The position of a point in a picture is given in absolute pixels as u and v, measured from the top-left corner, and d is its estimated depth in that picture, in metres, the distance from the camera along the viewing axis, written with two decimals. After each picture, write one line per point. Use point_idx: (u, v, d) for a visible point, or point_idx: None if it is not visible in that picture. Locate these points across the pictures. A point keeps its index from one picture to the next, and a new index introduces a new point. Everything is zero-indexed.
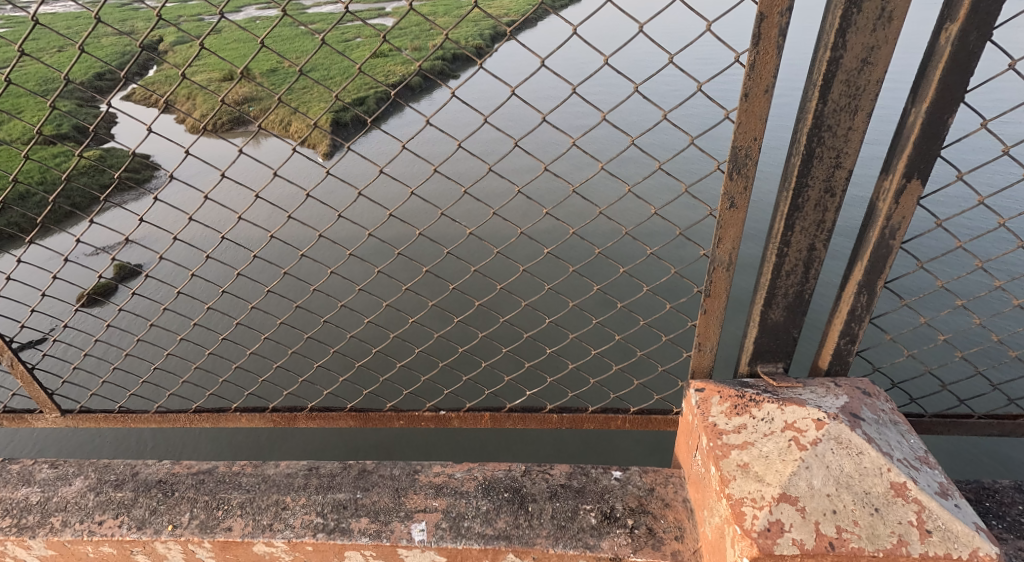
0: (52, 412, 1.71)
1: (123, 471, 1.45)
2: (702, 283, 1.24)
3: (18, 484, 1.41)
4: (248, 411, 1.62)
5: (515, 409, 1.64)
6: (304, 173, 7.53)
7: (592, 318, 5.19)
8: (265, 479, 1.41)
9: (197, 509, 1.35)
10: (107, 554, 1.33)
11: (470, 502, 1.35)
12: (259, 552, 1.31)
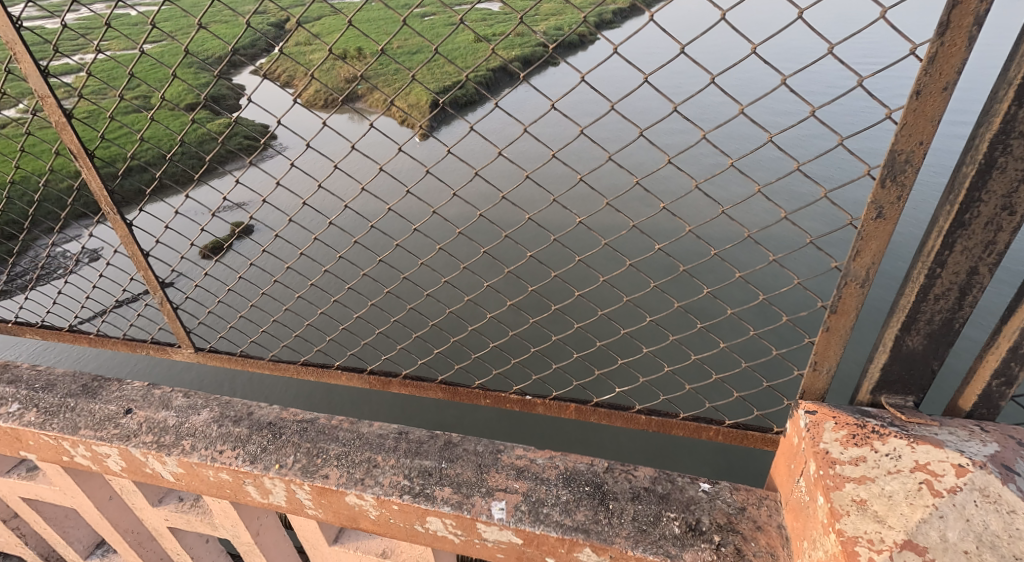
0: (187, 348, 1.92)
1: (241, 410, 1.60)
2: (829, 297, 1.13)
3: (159, 407, 1.60)
4: (347, 370, 1.71)
5: (601, 404, 1.60)
6: (426, 150, 7.88)
7: (697, 322, 5.00)
8: (360, 436, 1.50)
9: (300, 454, 1.46)
10: (224, 481, 1.48)
11: (550, 489, 1.34)
12: (351, 503, 1.39)
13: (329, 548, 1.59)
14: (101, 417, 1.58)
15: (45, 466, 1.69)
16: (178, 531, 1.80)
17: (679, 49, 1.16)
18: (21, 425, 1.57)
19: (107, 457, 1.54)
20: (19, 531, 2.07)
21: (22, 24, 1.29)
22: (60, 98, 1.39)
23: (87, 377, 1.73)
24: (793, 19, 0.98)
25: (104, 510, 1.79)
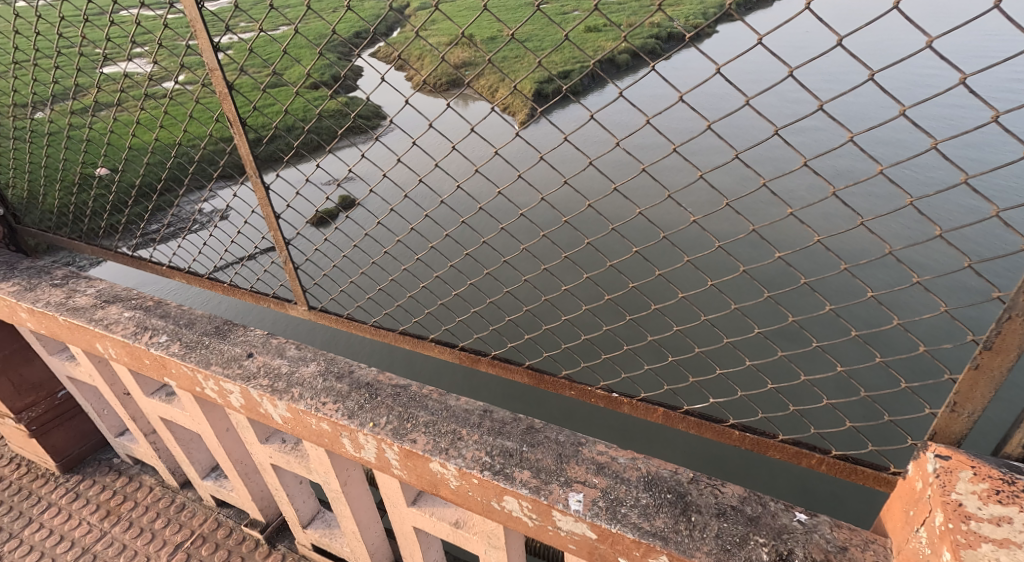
0: (303, 305, 2.07)
1: (344, 367, 1.71)
2: (984, 332, 0.99)
3: (274, 354, 1.75)
4: (441, 343, 1.76)
5: (692, 413, 1.51)
6: (543, 137, 7.92)
7: (813, 339, 4.64)
8: (448, 407, 1.55)
9: (392, 416, 1.53)
10: (324, 430, 1.59)
11: (629, 490, 1.30)
12: (434, 471, 1.44)
13: (408, 509, 1.67)
14: (228, 356, 1.75)
15: (179, 393, 1.90)
16: (279, 469, 1.96)
17: (841, 40, 1.05)
18: (166, 354, 1.77)
19: (229, 393, 1.71)
20: (152, 446, 2.38)
21: (203, 4, 1.44)
22: (225, 71, 1.53)
23: (219, 320, 1.92)
24: (992, 11, 0.86)
25: (220, 439, 2.00)
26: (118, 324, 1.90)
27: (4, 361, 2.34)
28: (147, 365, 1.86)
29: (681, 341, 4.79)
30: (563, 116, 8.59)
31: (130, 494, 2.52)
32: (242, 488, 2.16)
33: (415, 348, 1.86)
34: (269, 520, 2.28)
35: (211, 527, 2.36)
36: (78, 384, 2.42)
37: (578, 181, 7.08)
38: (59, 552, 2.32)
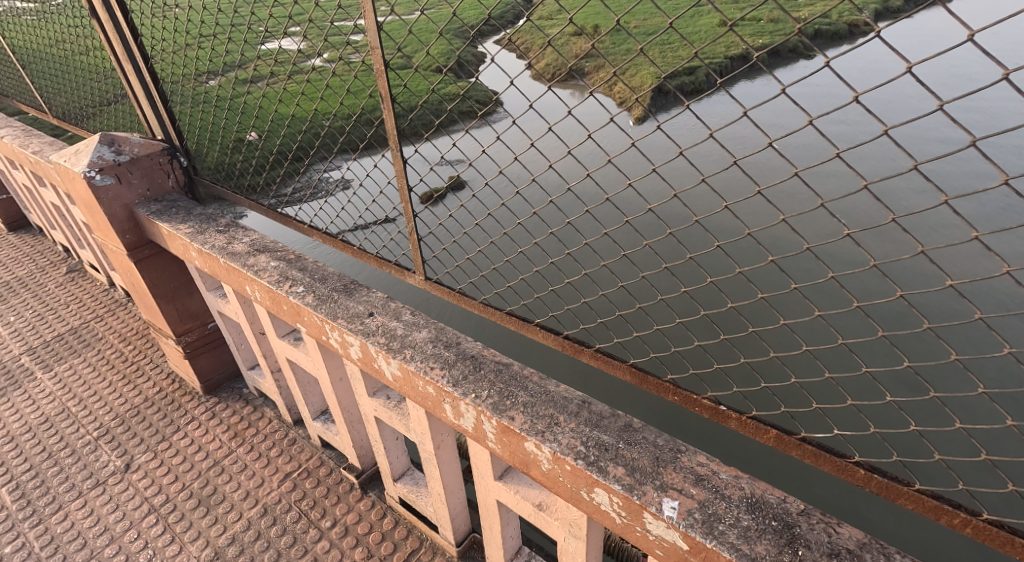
0: (419, 275, 2.16)
1: (452, 337, 1.74)
2: None
3: (392, 317, 1.85)
4: (545, 328, 1.69)
5: (810, 441, 1.37)
6: (687, 131, 7.63)
7: (977, 384, 4.11)
8: (547, 392, 1.48)
9: (494, 391, 1.50)
10: (429, 393, 1.61)
11: (730, 508, 1.20)
12: (528, 450, 1.39)
13: (493, 483, 1.67)
14: (352, 312, 1.88)
15: (306, 339, 2.08)
16: (381, 422, 2.09)
17: None
18: (301, 303, 1.94)
19: (350, 345, 1.83)
20: (278, 383, 2.65)
21: None
22: (383, 48, 1.55)
23: (348, 278, 2.06)
24: None
25: (333, 387, 2.17)
26: (265, 271, 2.11)
27: (172, 292, 2.78)
28: (285, 310, 2.04)
29: (810, 363, 4.45)
30: (710, 106, 8.15)
31: (254, 422, 2.83)
32: (346, 433, 2.34)
33: (521, 330, 1.81)
34: (364, 467, 2.45)
35: (315, 464, 2.59)
36: (226, 320, 2.73)
37: (718, 181, 6.79)
38: (196, 460, 2.67)
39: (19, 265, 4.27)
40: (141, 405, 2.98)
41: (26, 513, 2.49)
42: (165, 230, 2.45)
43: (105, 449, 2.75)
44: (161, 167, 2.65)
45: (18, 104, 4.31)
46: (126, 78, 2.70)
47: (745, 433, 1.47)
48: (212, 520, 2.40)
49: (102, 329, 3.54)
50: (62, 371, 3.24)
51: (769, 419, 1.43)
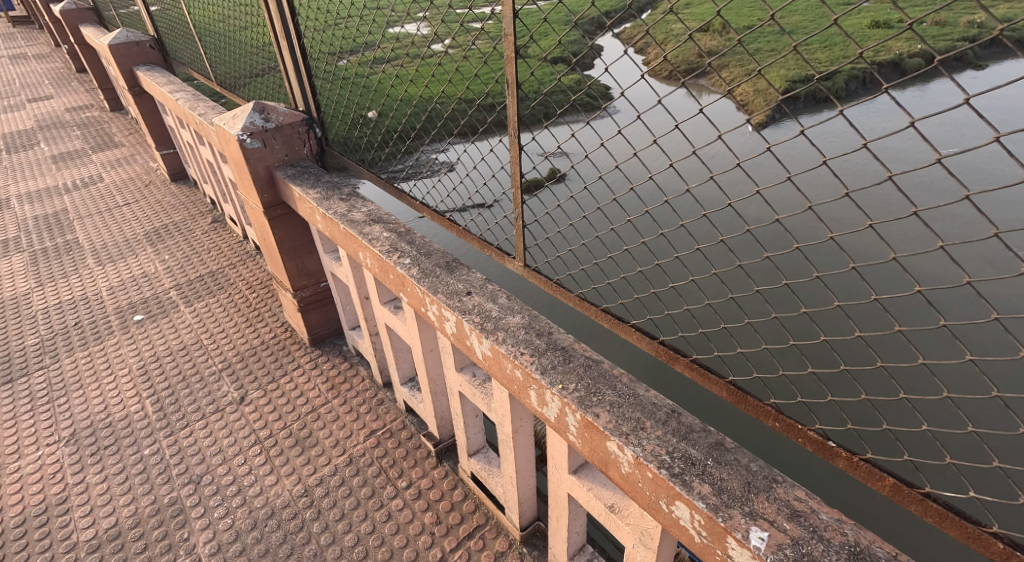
0: (519, 261, 2.18)
1: (545, 327, 1.74)
2: None
3: (489, 298, 1.89)
4: (640, 331, 1.62)
5: (936, 499, 1.20)
6: (835, 139, 7.08)
7: None
8: (636, 395, 1.46)
9: (581, 385, 1.48)
10: (517, 377, 1.61)
11: (826, 552, 1.11)
12: (610, 451, 1.36)
13: (567, 475, 1.65)
14: (452, 289, 1.94)
15: (406, 309, 2.18)
16: (464, 397, 2.16)
17: None
18: (407, 273, 2.03)
19: (446, 320, 1.89)
20: (374, 346, 2.82)
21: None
22: (517, 36, 1.54)
23: (451, 256, 2.14)
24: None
25: (424, 357, 2.27)
26: (378, 240, 2.23)
27: (295, 251, 3.03)
28: (391, 279, 2.16)
29: (950, 413, 4.04)
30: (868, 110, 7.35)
31: (350, 378, 3.03)
32: (429, 403, 2.44)
33: (614, 329, 1.72)
34: (442, 437, 2.55)
35: (398, 426, 2.73)
36: (337, 281, 2.94)
37: (864, 197, 6.30)
38: (297, 404, 2.91)
39: (174, 212, 4.84)
40: (258, 347, 3.30)
41: (160, 424, 2.84)
42: (296, 193, 2.67)
43: (226, 381, 3.08)
44: (299, 135, 2.88)
45: (190, 71, 4.87)
46: (280, 51, 2.95)
47: (855, 475, 1.32)
48: (305, 460, 2.61)
49: (233, 275, 3.95)
50: (198, 309, 3.65)
51: (888, 465, 1.27)
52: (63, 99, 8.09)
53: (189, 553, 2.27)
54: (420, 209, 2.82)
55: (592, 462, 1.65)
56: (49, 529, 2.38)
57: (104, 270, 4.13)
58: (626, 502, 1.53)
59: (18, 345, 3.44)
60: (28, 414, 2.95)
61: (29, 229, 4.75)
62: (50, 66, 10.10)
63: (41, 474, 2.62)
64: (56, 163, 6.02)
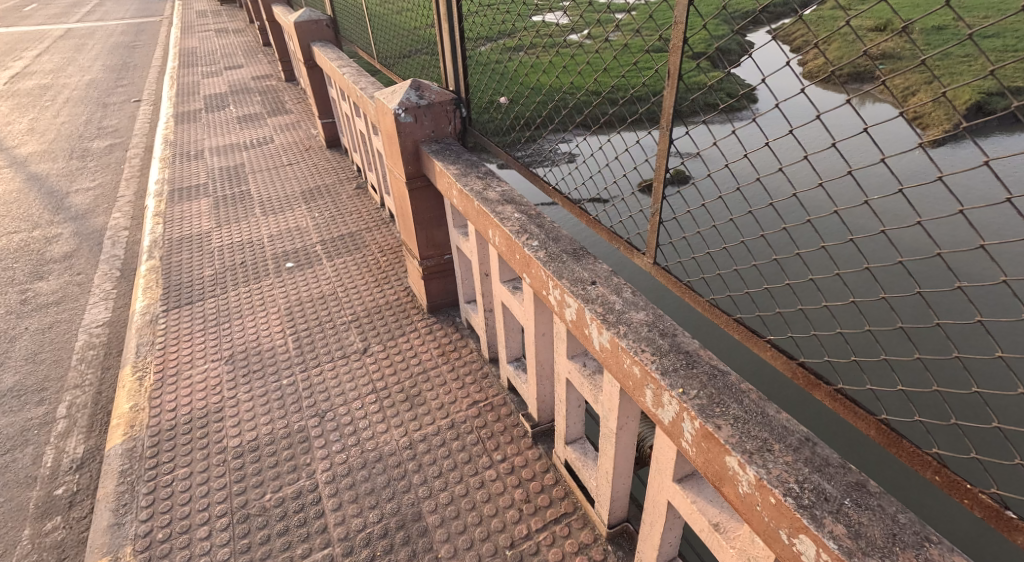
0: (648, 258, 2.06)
1: (670, 328, 1.67)
2: None
3: (613, 291, 1.85)
4: (777, 350, 1.48)
5: None
6: None
7: None
8: (764, 414, 1.36)
9: (704, 394, 1.42)
10: (634, 374, 1.57)
11: None
12: (728, 466, 1.29)
13: (670, 483, 1.59)
14: (577, 277, 1.92)
15: (526, 289, 2.21)
16: (571, 385, 2.16)
17: None
18: (533, 255, 2.04)
19: (566, 306, 1.88)
20: (486, 321, 2.89)
21: None
22: (688, 26, 1.46)
23: (579, 244, 2.12)
24: None
25: (535, 340, 2.29)
26: (508, 220, 2.27)
27: (427, 222, 3.18)
28: (516, 259, 2.18)
29: None
30: None
31: (459, 348, 3.16)
32: (533, 384, 2.47)
33: (745, 342, 1.59)
34: (540, 420, 2.57)
35: (500, 401, 2.80)
36: (462, 255, 3.04)
37: None
38: (411, 363, 3.09)
39: (328, 176, 5.31)
40: (382, 306, 3.54)
41: (297, 360, 3.17)
42: (437, 167, 2.79)
43: (354, 332, 3.35)
44: (447, 114, 2.97)
45: (357, 48, 5.25)
46: (440, 31, 3.08)
47: None
48: (412, 416, 2.77)
49: (368, 238, 4.26)
50: (338, 263, 4.00)
51: None
52: (251, 68, 9.14)
53: (309, 476, 2.52)
54: (553, 195, 2.80)
55: (701, 474, 1.57)
56: (205, 430, 2.76)
57: (266, 220, 4.64)
58: (733, 522, 1.44)
59: (197, 274, 4.00)
60: (199, 333, 3.42)
61: (214, 178, 5.47)
62: (244, 39, 11.47)
63: (204, 384, 3.03)
64: (239, 124, 6.84)
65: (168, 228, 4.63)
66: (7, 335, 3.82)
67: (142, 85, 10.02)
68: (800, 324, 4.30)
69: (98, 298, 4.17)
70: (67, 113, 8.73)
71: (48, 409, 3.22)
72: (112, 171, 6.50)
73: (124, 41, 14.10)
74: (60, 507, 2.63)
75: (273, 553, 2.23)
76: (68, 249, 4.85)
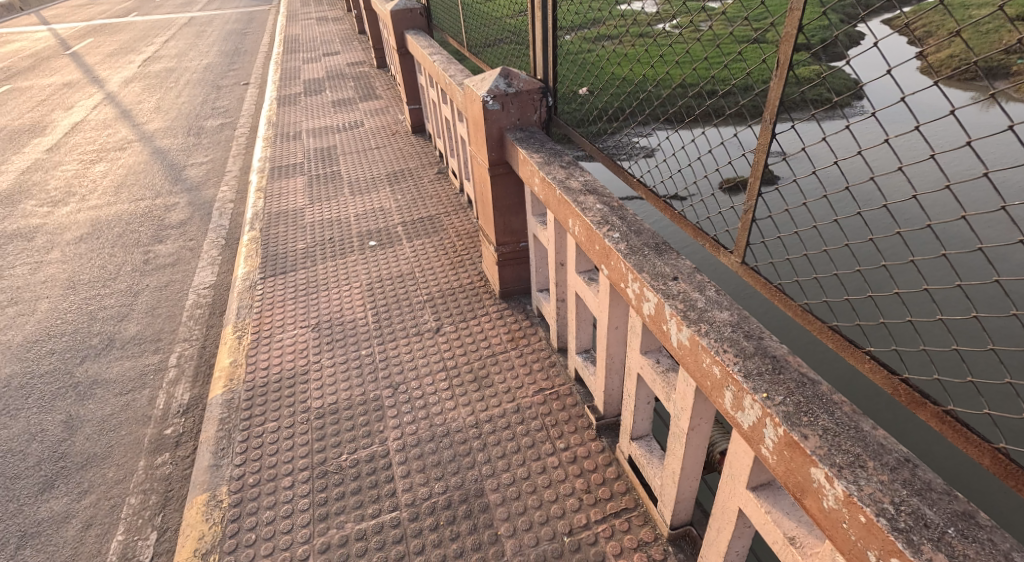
0: (734, 256, 1.92)
1: (756, 330, 1.59)
2: None
3: (695, 288, 1.79)
4: (880, 364, 1.37)
5: None
6: None
7: None
8: (857, 428, 1.28)
9: (790, 401, 1.35)
10: (714, 374, 1.52)
11: None
12: (812, 478, 1.22)
13: (744, 489, 1.53)
14: (658, 271, 1.87)
15: (603, 280, 2.18)
16: (642, 380, 2.12)
17: None
18: (614, 247, 2.01)
19: (645, 300, 1.83)
20: (558, 311, 2.89)
21: None
22: (806, 13, 1.36)
23: (661, 238, 2.06)
24: None
25: (609, 333, 2.26)
26: (589, 210, 2.24)
27: (506, 209, 3.20)
28: (596, 250, 2.15)
29: None
30: None
31: (529, 335, 3.17)
32: (602, 377, 2.44)
33: (841, 353, 1.49)
34: (606, 414, 2.55)
35: (566, 391, 2.79)
36: (539, 243, 3.04)
37: None
38: (481, 345, 3.15)
39: (412, 160, 5.47)
40: (457, 288, 3.62)
41: (375, 333, 3.30)
42: (521, 154, 2.80)
43: (428, 311, 3.45)
44: (533, 102, 2.96)
45: (447, 36, 5.33)
46: (532, 19, 3.06)
47: None
48: (479, 397, 2.82)
49: (447, 222, 4.36)
50: (417, 244, 4.12)
51: None
52: (347, 55, 9.53)
53: (382, 442, 2.64)
54: (637, 186, 2.73)
55: (778, 484, 1.50)
56: (291, 390, 2.95)
57: (354, 199, 4.85)
58: (811, 538, 1.37)
59: (291, 246, 4.25)
60: (291, 300, 3.65)
61: (310, 157, 5.77)
62: (341, 27, 11.97)
63: (293, 348, 3.24)
64: (334, 107, 7.16)
65: (268, 202, 4.94)
66: (131, 291, 4.24)
67: (251, 70, 10.71)
68: (907, 338, 3.97)
69: (206, 263, 4.53)
70: (187, 93, 9.49)
71: (161, 357, 3.55)
72: (222, 147, 7.01)
73: (237, 28, 15.11)
74: (169, 445, 2.92)
75: (347, 509, 2.35)
76: (183, 217, 5.30)
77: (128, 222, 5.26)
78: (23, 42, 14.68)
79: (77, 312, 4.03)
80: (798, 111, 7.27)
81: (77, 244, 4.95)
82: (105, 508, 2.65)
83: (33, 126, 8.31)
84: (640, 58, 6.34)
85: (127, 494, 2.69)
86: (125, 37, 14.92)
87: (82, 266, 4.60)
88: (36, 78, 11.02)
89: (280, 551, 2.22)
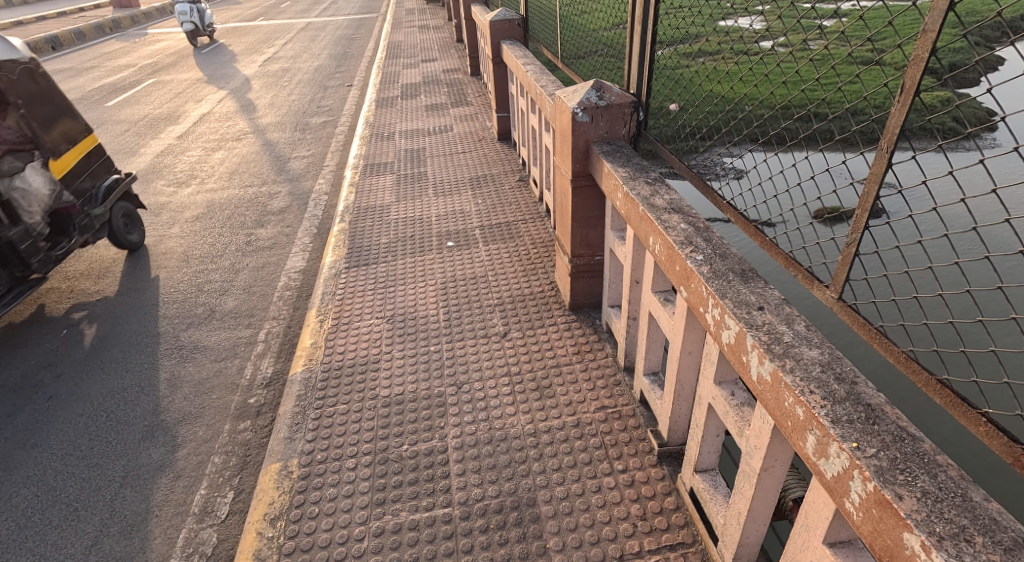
0: (831, 292, 1.77)
1: (848, 373, 1.48)
2: None
3: (782, 321, 1.68)
4: (1001, 431, 1.23)
5: None
6: None
7: None
8: (963, 497, 1.15)
9: (884, 455, 1.24)
10: (796, 414, 1.42)
11: None
12: (905, 544, 1.11)
13: (819, 543, 1.42)
14: (742, 300, 1.77)
15: (680, 302, 2.10)
16: (713, 410, 2.02)
17: None
18: (696, 270, 1.93)
19: (725, 328, 1.75)
20: (628, 329, 2.82)
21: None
22: (940, 39, 1.25)
23: (749, 265, 1.95)
24: None
25: (681, 356, 2.17)
26: (673, 229, 2.17)
27: (585, 221, 3.16)
28: (676, 271, 2.08)
29: None
30: None
31: (595, 350, 3.13)
32: (669, 403, 2.36)
33: (949, 411, 1.36)
34: (669, 441, 2.45)
35: (629, 412, 2.72)
36: (614, 258, 2.99)
37: None
38: (546, 355, 3.13)
39: (495, 166, 5.56)
40: (527, 296, 3.62)
41: (445, 331, 3.37)
42: (606, 167, 2.76)
43: (496, 315, 3.47)
44: (623, 115, 2.91)
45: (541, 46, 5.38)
46: (631, 32, 3.02)
47: None
48: (540, 407, 2.80)
49: (523, 229, 4.38)
50: (493, 248, 4.17)
51: None
52: (443, 62, 9.86)
53: (442, 437, 2.68)
54: (725, 206, 2.59)
55: (860, 545, 1.38)
56: (361, 376, 3.06)
57: (437, 200, 4.98)
58: None
59: (376, 240, 4.43)
60: (371, 291, 3.79)
61: (401, 158, 5.98)
62: (440, 35, 12.40)
63: (368, 337, 3.36)
64: (426, 112, 7.40)
65: (359, 197, 5.17)
66: (233, 268, 4.56)
67: (355, 72, 11.31)
68: None
69: (298, 249, 4.79)
70: (297, 92, 10.08)
71: (252, 331, 3.80)
72: (323, 144, 7.40)
73: (347, 34, 15.97)
74: (251, 413, 3.13)
75: (403, 497, 2.41)
76: (283, 206, 5.64)
77: (237, 207, 5.66)
78: (168, 40, 16.27)
79: (185, 284, 4.37)
80: (918, 139, 6.78)
81: (194, 222, 5.39)
82: (193, 462, 2.85)
83: (168, 114, 9.15)
84: (742, 76, 6.14)
85: (213, 452, 2.89)
86: (252, 39, 16.22)
87: (195, 243, 5.00)
88: (176, 73, 12.17)
89: (339, 528, 2.30)
